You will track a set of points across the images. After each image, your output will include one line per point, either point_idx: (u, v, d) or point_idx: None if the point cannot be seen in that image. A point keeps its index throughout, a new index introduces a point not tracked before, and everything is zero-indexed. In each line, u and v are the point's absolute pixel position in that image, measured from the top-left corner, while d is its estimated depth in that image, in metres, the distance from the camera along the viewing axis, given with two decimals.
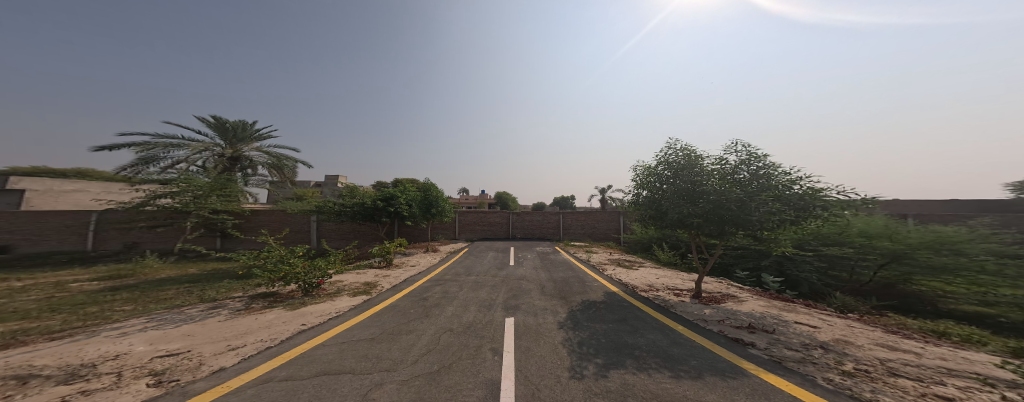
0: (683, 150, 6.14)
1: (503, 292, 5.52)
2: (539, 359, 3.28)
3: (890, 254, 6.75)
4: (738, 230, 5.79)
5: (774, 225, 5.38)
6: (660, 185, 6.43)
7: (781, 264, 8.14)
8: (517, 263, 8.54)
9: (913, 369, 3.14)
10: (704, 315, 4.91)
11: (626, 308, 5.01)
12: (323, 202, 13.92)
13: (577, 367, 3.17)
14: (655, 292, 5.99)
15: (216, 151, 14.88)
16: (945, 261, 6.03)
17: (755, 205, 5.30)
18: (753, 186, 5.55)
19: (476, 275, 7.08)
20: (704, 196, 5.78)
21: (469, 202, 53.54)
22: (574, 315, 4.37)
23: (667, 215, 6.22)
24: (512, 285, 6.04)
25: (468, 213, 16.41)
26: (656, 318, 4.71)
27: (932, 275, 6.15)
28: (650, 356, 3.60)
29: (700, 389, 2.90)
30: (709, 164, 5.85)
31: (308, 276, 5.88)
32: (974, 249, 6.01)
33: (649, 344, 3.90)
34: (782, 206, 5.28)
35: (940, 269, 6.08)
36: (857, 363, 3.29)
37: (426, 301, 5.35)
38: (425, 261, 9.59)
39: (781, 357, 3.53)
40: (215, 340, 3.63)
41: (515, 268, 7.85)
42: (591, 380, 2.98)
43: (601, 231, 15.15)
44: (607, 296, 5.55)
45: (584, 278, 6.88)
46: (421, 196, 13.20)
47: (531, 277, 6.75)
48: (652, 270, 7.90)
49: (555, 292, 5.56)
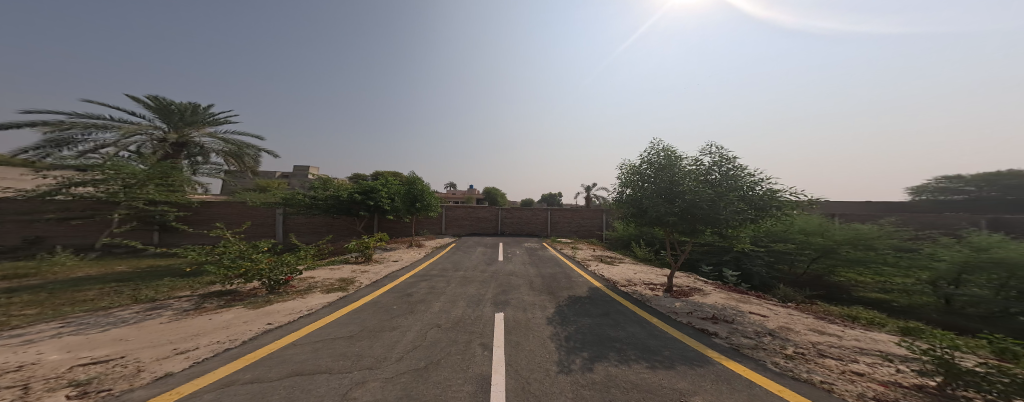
0: (663, 150, 6.44)
1: (492, 287, 5.55)
2: (530, 354, 3.35)
3: (820, 250, 7.84)
4: (708, 228, 6.21)
5: (739, 222, 5.84)
6: (642, 183, 6.72)
7: (739, 260, 8.74)
8: (507, 258, 8.59)
9: (836, 349, 3.58)
10: (675, 308, 5.25)
11: (608, 302, 5.23)
12: (292, 194, 13.06)
13: (564, 361, 3.27)
14: (633, 287, 6.31)
15: (154, 135, 13.30)
16: (861, 256, 7.34)
17: (723, 205, 5.71)
18: (723, 186, 5.96)
19: (464, 270, 7.06)
20: (681, 195, 6.11)
21: (454, 197, 52.67)
22: (561, 310, 4.50)
23: (647, 213, 6.51)
24: (503, 280, 6.07)
25: (455, 207, 16.22)
26: (635, 312, 4.97)
27: (850, 267, 7.51)
28: (628, 348, 3.80)
29: (673, 378, 3.11)
30: (686, 165, 6.18)
31: (274, 272, 5.54)
32: (882, 245, 7.30)
33: (630, 336, 4.12)
34: (745, 206, 5.74)
35: (856, 261, 7.41)
36: (796, 347, 3.69)
37: (410, 297, 5.24)
38: (407, 256, 9.37)
39: (738, 345, 3.87)
40: (155, 344, 3.32)
41: (502, 263, 7.89)
42: (578, 373, 3.09)
43: (587, 228, 15.55)
44: (590, 291, 5.76)
45: (570, 273, 7.07)
46: (405, 189, 12.64)
47: (520, 273, 6.83)
48: (631, 265, 8.28)
49: (544, 288, 5.68)
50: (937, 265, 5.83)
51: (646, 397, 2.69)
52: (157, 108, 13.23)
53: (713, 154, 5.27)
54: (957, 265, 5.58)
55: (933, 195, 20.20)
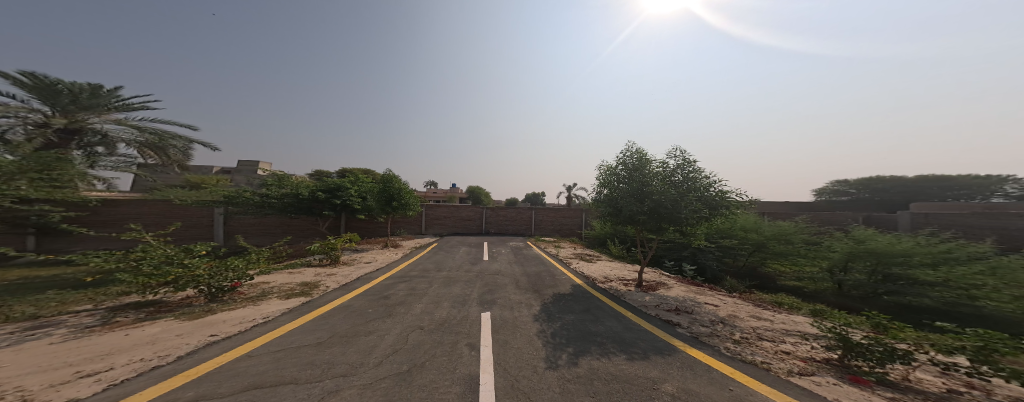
0: (636, 152, 6.82)
1: (478, 286, 5.49)
2: (518, 351, 3.39)
3: (754, 245, 8.98)
4: (671, 226, 6.70)
5: (698, 220, 6.40)
6: (616, 183, 7.06)
7: (696, 255, 9.56)
8: (491, 258, 8.55)
9: (769, 332, 4.09)
10: (645, 302, 5.61)
11: (588, 298, 5.44)
12: (235, 191, 11.69)
13: (551, 357, 3.36)
14: (610, 283, 6.63)
15: (35, 118, 11.00)
16: (784, 250, 8.50)
17: (684, 205, 6.22)
18: (686, 187, 6.46)
19: (447, 270, 6.90)
20: (650, 196, 6.51)
21: (435, 195, 51.03)
22: (546, 307, 4.60)
23: (621, 212, 6.85)
24: (488, 279, 6.04)
25: (438, 206, 15.78)
26: (612, 307, 5.22)
27: (780, 258, 8.62)
28: (607, 341, 3.99)
29: (647, 367, 3.34)
30: (655, 167, 6.60)
31: (214, 279, 4.94)
32: (795, 238, 8.64)
33: (608, 330, 4.32)
34: (702, 205, 6.27)
35: (779, 254, 8.58)
36: (741, 332, 4.14)
37: (387, 299, 5.01)
38: (382, 257, 8.91)
39: (697, 333, 4.25)
40: (54, 367, 2.77)
41: (487, 262, 7.84)
42: (564, 368, 3.18)
43: (569, 228, 15.93)
44: (572, 288, 5.95)
45: (554, 271, 7.25)
46: (379, 188, 11.97)
47: (506, 272, 6.84)
48: (609, 263, 8.67)
49: (529, 286, 5.75)
50: (833, 256, 7.28)
51: (625, 387, 2.85)
52: (34, 87, 10.90)
53: (677, 157, 5.62)
54: (845, 255, 6.98)
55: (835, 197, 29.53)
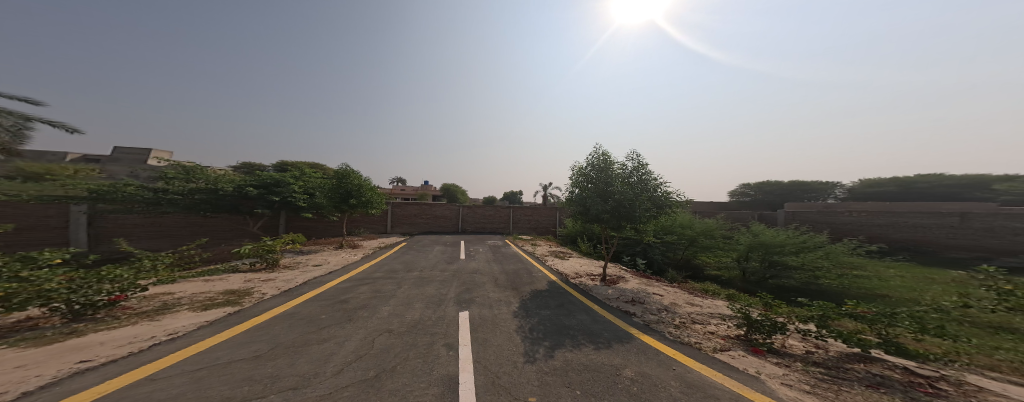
0: (601, 154, 7.23)
1: (454, 285, 5.31)
2: (498, 348, 3.36)
3: (688, 239, 10.16)
4: (630, 224, 7.22)
5: (652, 217, 7.05)
6: (585, 183, 7.42)
7: (646, 251, 10.32)
8: (468, 256, 8.32)
9: (701, 316, 4.67)
10: (608, 295, 5.97)
11: (562, 294, 5.64)
12: (111, 182, 8.78)
13: (530, 351, 3.39)
14: (581, 278, 6.95)
15: None
16: (710, 243, 9.96)
17: (639, 204, 6.78)
18: (642, 188, 6.99)
19: (418, 270, 6.54)
20: (613, 195, 6.94)
21: (404, 192, 47.87)
22: (524, 304, 4.65)
23: (589, 210, 7.22)
24: (466, 278, 5.89)
25: (406, 204, 14.79)
26: (582, 301, 5.47)
27: (707, 252, 10.03)
28: (578, 334, 4.15)
29: (612, 355, 3.55)
30: (617, 168, 7.05)
31: (80, 293, 3.30)
32: (716, 232, 10.20)
33: (580, 323, 4.49)
34: (653, 205, 6.89)
35: (707, 247, 9.99)
36: (680, 317, 4.66)
37: (346, 304, 4.50)
38: (338, 259, 8.07)
39: (649, 321, 4.65)
40: None
41: (460, 261, 7.61)
42: (542, 361, 3.24)
43: (545, 226, 16.13)
44: (548, 284, 6.10)
45: (531, 268, 7.37)
46: (333, 184, 10.51)
47: (484, 270, 6.73)
48: (581, 259, 9.10)
49: (508, 284, 5.74)
50: (741, 247, 8.73)
51: (596, 375, 3.00)
52: None
53: (631, 163, 5.86)
54: (748, 247, 8.53)
55: (740, 196, 35.27)
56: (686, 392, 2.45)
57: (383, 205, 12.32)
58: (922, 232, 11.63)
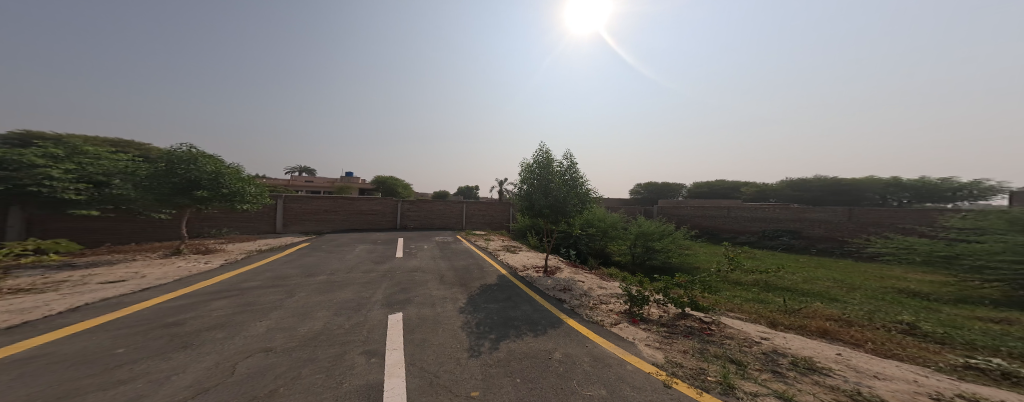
0: (543, 152, 7.46)
1: (383, 288, 4.76)
2: (437, 348, 2.82)
3: (603, 230, 10.84)
4: (568, 220, 7.67)
5: (585, 209, 7.56)
6: (530, 180, 7.59)
7: (575, 242, 10.93)
8: (406, 255, 7.66)
9: (606, 296, 5.25)
10: (551, 285, 6.11)
11: (511, 287, 5.64)
12: None
13: (474, 346, 2.95)
14: (528, 271, 7.10)
15: None
16: (614, 233, 10.81)
17: (575, 201, 7.28)
18: (579, 186, 7.42)
19: (324, 276, 5.46)
20: (553, 192, 7.25)
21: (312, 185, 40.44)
22: (472, 300, 4.48)
23: (533, 206, 7.47)
24: (402, 278, 5.42)
25: (314, 199, 12.66)
26: (528, 293, 5.52)
27: (610, 240, 11.05)
28: (521, 324, 4.06)
29: (549, 342, 3.53)
30: (557, 166, 7.37)
31: None
32: (613, 219, 11.31)
33: (524, 314, 4.44)
34: (587, 201, 7.44)
35: (611, 236, 10.92)
36: (593, 300, 5.09)
37: (185, 324, 2.99)
38: (175, 269, 5.67)
39: (575, 305, 4.89)
40: None
41: (384, 261, 6.82)
42: (487, 354, 2.80)
43: (499, 221, 15.93)
44: (498, 278, 6.07)
45: (483, 264, 7.24)
46: (159, 171, 7.20)
47: (426, 268, 6.31)
48: (530, 253, 9.39)
49: (455, 280, 5.47)
50: (635, 234, 10.29)
51: (534, 362, 2.80)
52: None
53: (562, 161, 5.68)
54: (638, 234, 10.18)
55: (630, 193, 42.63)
56: (593, 365, 2.68)
57: (258, 198, 9.25)
58: (709, 221, 15.95)
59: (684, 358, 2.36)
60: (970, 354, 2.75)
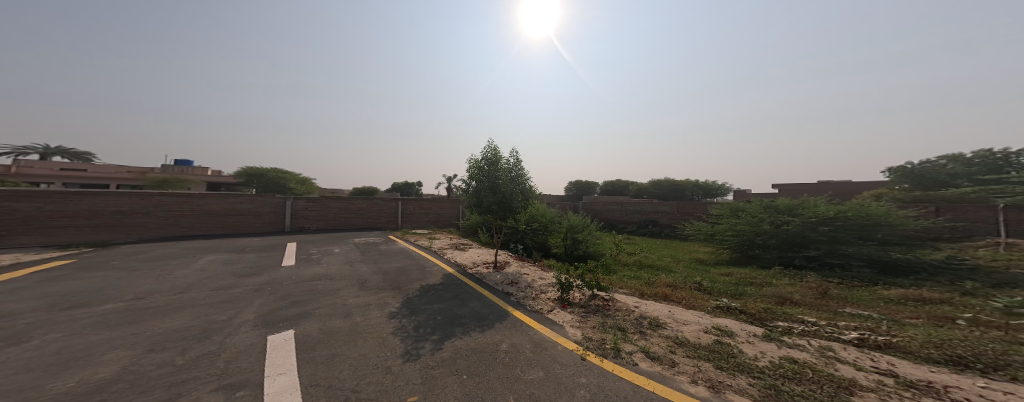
0: (490, 148, 7.52)
1: (257, 305, 3.86)
2: (360, 359, 2.58)
3: (546, 224, 11.43)
4: (515, 216, 7.94)
5: (530, 205, 7.92)
6: (478, 176, 7.60)
7: (523, 236, 11.32)
8: (303, 264, 6.51)
9: (545, 285, 5.68)
10: (501, 279, 6.27)
11: (458, 285, 5.63)
12: None
13: (411, 351, 2.88)
14: (478, 267, 7.18)
15: None
16: (551, 224, 11.29)
17: (522, 197, 7.57)
18: (526, 182, 7.71)
19: (118, 304, 3.80)
20: (501, 189, 7.38)
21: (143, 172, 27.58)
22: (413, 303, 4.34)
23: (481, 203, 7.54)
24: (296, 291, 4.63)
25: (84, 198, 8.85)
26: (477, 289, 5.58)
27: (546, 233, 11.41)
28: (469, 321, 4.10)
29: (499, 336, 3.63)
30: (505, 163, 7.54)
31: None
32: (549, 213, 11.84)
33: (472, 311, 4.48)
34: (532, 197, 7.77)
35: (549, 228, 11.39)
36: (532, 289, 5.48)
37: None
38: None
39: (523, 297, 5.11)
40: None
41: (254, 276, 5.49)
42: (427, 356, 2.77)
43: (446, 219, 15.46)
44: (444, 278, 5.96)
45: (424, 264, 7.02)
46: None
47: (330, 276, 5.62)
48: (481, 249, 9.47)
49: (388, 285, 5.14)
50: (576, 223, 11.12)
51: (482, 357, 2.88)
52: None
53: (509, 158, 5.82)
54: (574, 226, 11.01)
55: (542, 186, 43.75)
56: (534, 350, 2.89)
57: None
58: (609, 213, 17.94)
59: (593, 331, 3.04)
60: (718, 297, 4.45)
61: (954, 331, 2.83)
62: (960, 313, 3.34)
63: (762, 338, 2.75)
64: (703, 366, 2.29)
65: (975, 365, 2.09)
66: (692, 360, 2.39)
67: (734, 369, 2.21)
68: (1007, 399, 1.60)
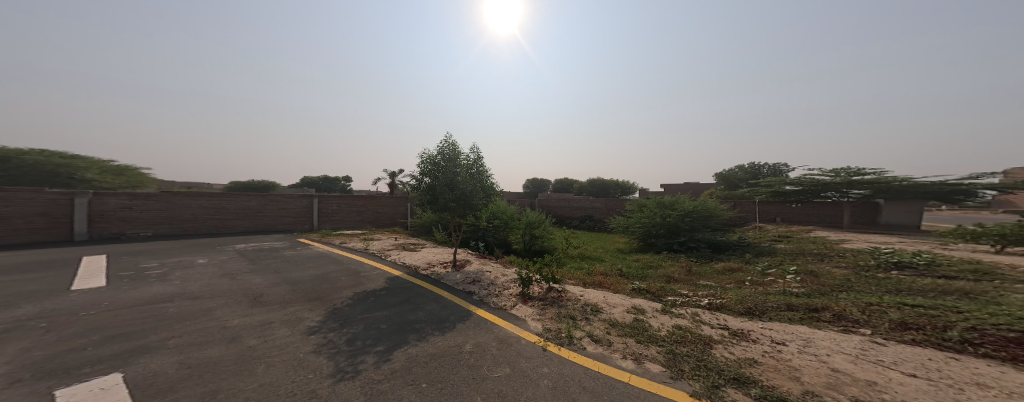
0: (449, 144, 7.27)
1: (35, 346, 2.34)
2: (267, 390, 1.91)
3: (506, 221, 11.45)
4: (473, 214, 7.79)
5: (490, 203, 7.81)
6: (433, 173, 7.28)
7: (485, 234, 11.24)
8: (147, 283, 4.54)
9: (506, 281, 5.74)
10: (459, 278, 6.13)
11: (407, 288, 5.31)
12: None
13: (346, 367, 2.35)
14: (433, 268, 6.88)
15: None
16: (509, 220, 11.41)
17: (481, 195, 7.45)
18: (486, 180, 7.59)
19: None
20: (459, 186, 7.15)
21: None
22: (355, 312, 3.90)
23: (437, 200, 7.24)
24: (138, 317, 3.11)
25: None
26: (431, 290, 5.37)
27: (504, 230, 11.47)
28: (424, 325, 3.90)
29: (457, 337, 3.57)
30: (464, 160, 7.33)
31: None
32: (509, 210, 11.88)
33: (427, 315, 4.29)
34: (491, 195, 7.67)
35: (509, 224, 11.47)
36: (490, 287, 5.46)
37: None
38: None
39: (483, 296, 5.05)
40: None
41: (2, 309, 3.28)
42: (371, 371, 2.36)
43: (386, 216, 13.66)
44: (388, 282, 5.55)
45: (358, 270, 6.24)
46: None
47: (196, 294, 4.06)
48: (432, 249, 8.96)
49: (302, 299, 4.19)
50: (535, 218, 11.50)
51: (444, 361, 2.73)
52: None
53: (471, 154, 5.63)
54: (533, 221, 11.34)
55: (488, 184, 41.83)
56: (501, 347, 2.87)
57: None
58: (558, 210, 18.80)
59: (548, 322, 3.19)
60: (630, 280, 5.29)
61: (744, 290, 4.53)
62: (745, 276, 5.56)
63: (661, 312, 3.34)
64: (629, 342, 2.64)
65: (756, 312, 3.42)
66: (621, 338, 2.72)
67: (646, 340, 2.67)
68: (768, 331, 2.78)
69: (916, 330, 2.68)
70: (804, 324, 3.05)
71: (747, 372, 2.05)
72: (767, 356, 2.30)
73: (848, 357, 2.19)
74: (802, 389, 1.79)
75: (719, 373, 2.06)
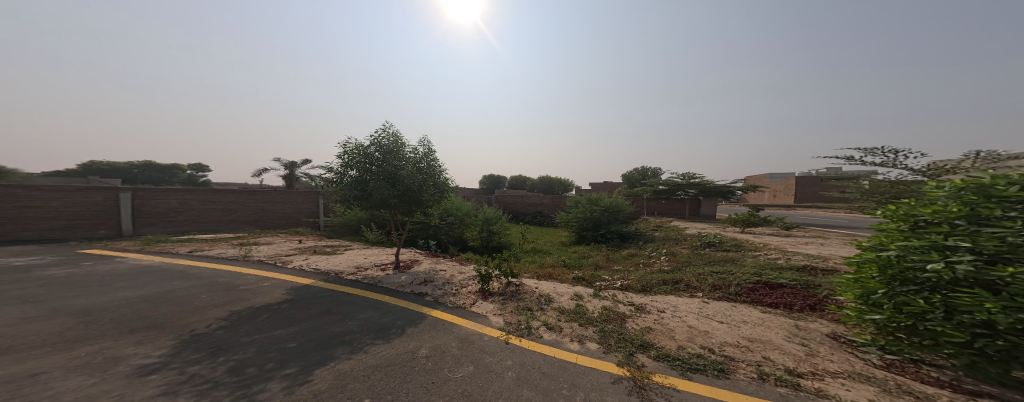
0: (391, 135, 6.66)
1: None
2: None
3: (462, 218, 11.12)
4: (418, 211, 7.20)
5: (440, 199, 7.33)
6: (369, 165, 6.53)
7: (438, 232, 10.69)
8: None
9: (462, 279, 5.51)
10: (402, 281, 5.62)
11: (326, 297, 4.59)
12: None
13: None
14: (363, 272, 6.11)
15: None
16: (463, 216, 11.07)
17: (429, 190, 6.89)
18: (436, 174, 7.09)
19: None
20: (402, 180, 6.53)
21: None
22: (265, 330, 3.15)
23: (372, 196, 6.45)
24: None
25: None
26: (365, 296, 4.77)
27: (456, 227, 11.08)
28: (359, 335, 3.42)
29: (404, 344, 3.23)
30: (408, 152, 6.76)
31: None
32: (465, 207, 11.49)
33: (359, 324, 3.75)
34: (441, 191, 7.20)
35: (463, 222, 11.15)
36: (440, 288, 5.15)
37: None
38: None
39: (438, 296, 4.76)
40: None
41: None
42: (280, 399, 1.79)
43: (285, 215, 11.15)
44: (294, 293, 4.63)
45: (234, 283, 4.90)
46: None
47: None
48: (369, 251, 7.98)
49: (115, 329, 2.83)
50: (492, 213, 11.31)
51: (397, 369, 2.41)
52: None
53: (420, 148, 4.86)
54: (491, 216, 11.15)
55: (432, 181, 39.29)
56: (463, 346, 2.72)
57: None
58: (514, 206, 18.97)
59: (508, 315, 3.17)
60: (570, 270, 5.62)
61: (632, 272, 5.17)
62: (639, 259, 6.49)
63: (586, 295, 3.63)
64: (574, 325, 2.77)
65: (640, 288, 3.94)
66: (569, 323, 2.83)
67: (564, 320, 2.91)
68: (642, 302, 3.29)
69: (719, 290, 3.58)
70: (669, 293, 3.65)
71: (635, 336, 2.36)
72: (652, 322, 2.68)
73: (693, 316, 2.71)
74: (675, 344, 2.16)
75: (631, 341, 2.30)
